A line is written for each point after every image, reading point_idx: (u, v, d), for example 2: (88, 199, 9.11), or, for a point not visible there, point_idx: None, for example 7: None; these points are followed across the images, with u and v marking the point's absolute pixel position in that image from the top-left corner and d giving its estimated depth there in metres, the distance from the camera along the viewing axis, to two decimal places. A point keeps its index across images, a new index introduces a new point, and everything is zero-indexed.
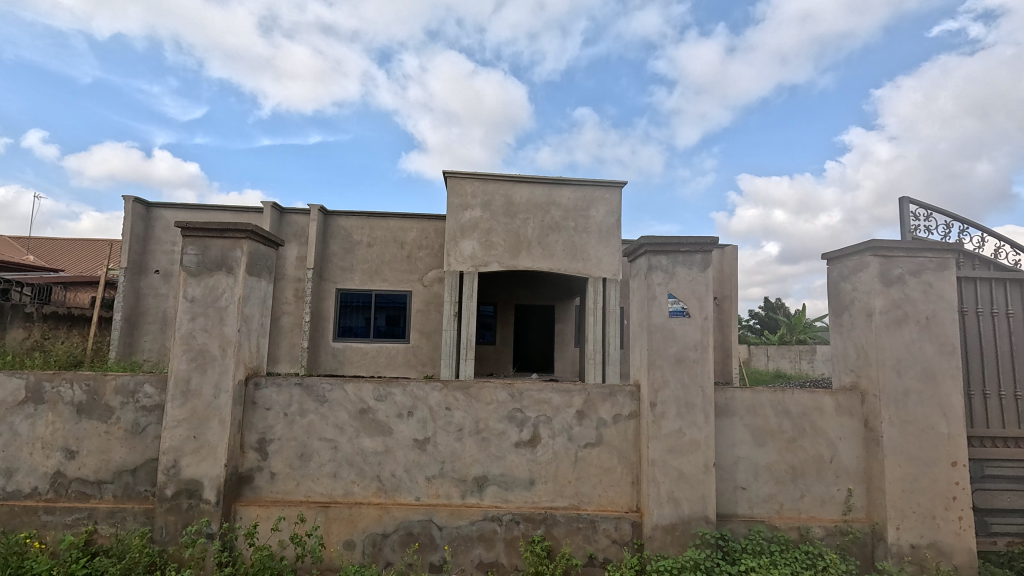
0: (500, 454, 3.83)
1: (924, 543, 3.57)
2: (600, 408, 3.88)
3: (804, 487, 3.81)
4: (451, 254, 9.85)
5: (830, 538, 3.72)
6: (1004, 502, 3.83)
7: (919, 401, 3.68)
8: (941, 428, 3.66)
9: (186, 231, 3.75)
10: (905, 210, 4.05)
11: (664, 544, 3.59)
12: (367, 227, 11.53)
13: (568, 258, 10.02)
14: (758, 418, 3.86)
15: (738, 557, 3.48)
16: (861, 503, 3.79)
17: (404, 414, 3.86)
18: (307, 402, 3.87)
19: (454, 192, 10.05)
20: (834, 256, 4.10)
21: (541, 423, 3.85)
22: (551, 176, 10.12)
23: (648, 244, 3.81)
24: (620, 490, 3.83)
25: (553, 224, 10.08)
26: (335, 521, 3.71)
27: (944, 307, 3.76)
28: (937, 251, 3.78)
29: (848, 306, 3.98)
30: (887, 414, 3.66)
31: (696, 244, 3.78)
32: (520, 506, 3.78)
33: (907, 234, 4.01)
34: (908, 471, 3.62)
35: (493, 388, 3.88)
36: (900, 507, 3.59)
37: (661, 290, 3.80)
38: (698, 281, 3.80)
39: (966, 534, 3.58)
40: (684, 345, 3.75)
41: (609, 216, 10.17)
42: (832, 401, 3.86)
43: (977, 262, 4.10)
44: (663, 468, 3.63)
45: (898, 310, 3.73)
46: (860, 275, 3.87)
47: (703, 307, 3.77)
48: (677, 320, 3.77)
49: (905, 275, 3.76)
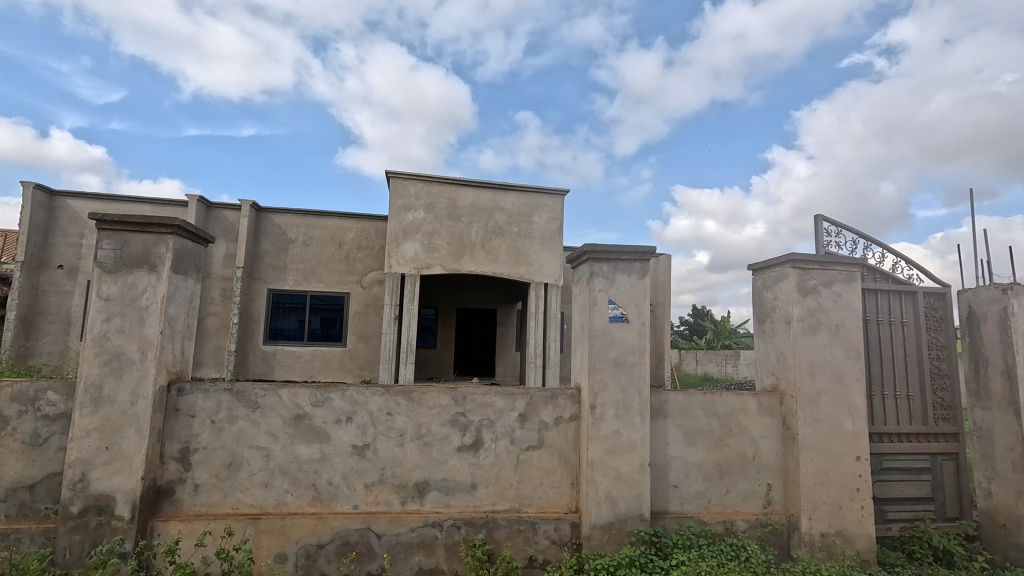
0: (443, 458, 3.80)
1: (832, 530, 3.90)
2: (541, 411, 3.95)
3: (730, 483, 4.06)
4: (392, 256, 9.66)
5: (752, 530, 3.99)
6: (898, 491, 4.29)
7: (829, 401, 4.03)
8: (847, 426, 4.02)
9: (101, 224, 3.46)
10: (819, 226, 4.43)
11: (601, 542, 3.70)
12: (303, 226, 11.06)
13: (511, 262, 10.11)
14: (689, 419, 4.07)
15: (669, 552, 3.65)
16: (779, 496, 4.08)
17: (343, 420, 3.75)
18: (237, 408, 3.66)
19: (398, 193, 9.90)
20: (758, 266, 4.42)
21: (483, 427, 3.87)
22: (496, 180, 10.16)
23: (591, 251, 3.94)
24: (561, 491, 3.91)
25: (497, 228, 10.13)
26: (266, 533, 3.52)
27: (851, 315, 4.15)
28: (845, 264, 4.17)
29: (770, 313, 4.29)
30: (802, 414, 3.98)
31: (635, 252, 3.96)
32: (461, 511, 3.76)
33: (821, 248, 4.39)
34: (820, 465, 3.95)
35: (436, 392, 3.85)
36: (812, 498, 3.91)
37: (602, 296, 3.93)
38: (637, 288, 3.97)
39: (867, 522, 3.96)
40: (623, 349, 3.89)
41: (552, 223, 10.36)
42: (756, 402, 4.14)
43: (879, 274, 4.56)
44: (602, 468, 3.74)
45: (812, 317, 4.08)
46: (781, 285, 4.19)
47: (640, 312, 3.94)
48: (617, 325, 3.92)
49: (819, 286, 4.12)
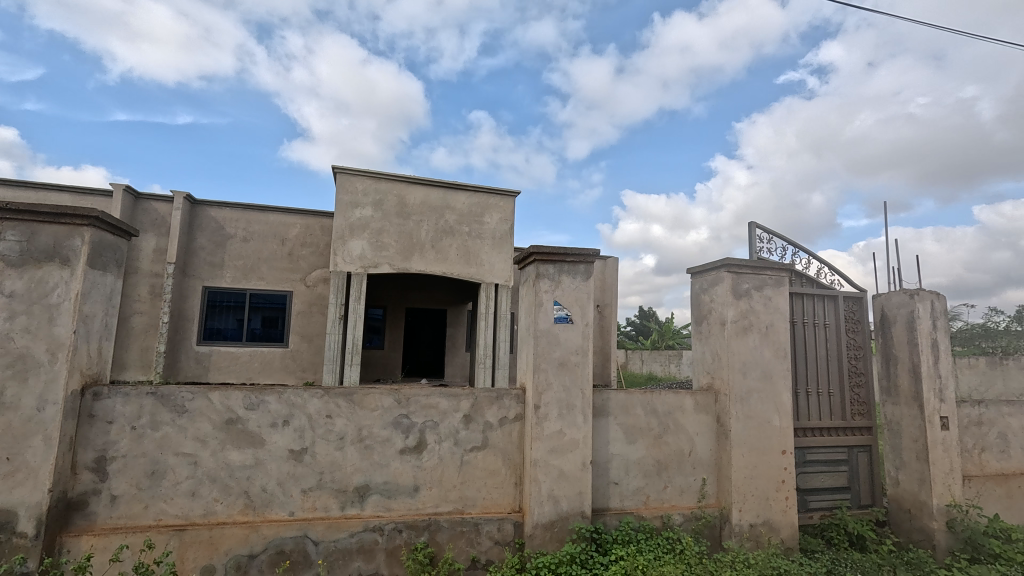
0: (384, 461, 3.72)
1: (760, 521, 4.13)
2: (486, 412, 3.95)
3: (667, 479, 4.21)
4: (338, 254, 9.39)
5: (687, 523, 4.15)
6: (819, 482, 4.60)
7: (759, 398, 4.26)
8: (774, 422, 4.27)
9: (5, 212, 3.16)
10: (752, 233, 4.68)
11: (543, 541, 3.74)
12: (243, 220, 10.54)
13: (461, 262, 10.05)
14: (630, 418, 4.19)
15: (609, 547, 3.74)
16: (712, 490, 4.27)
17: (279, 423, 3.60)
18: (161, 413, 3.44)
19: (345, 190, 9.62)
20: (697, 270, 4.61)
21: (427, 428, 3.82)
22: (447, 180, 10.08)
23: (537, 252, 3.98)
24: (504, 491, 3.92)
25: (447, 227, 10.05)
26: (192, 545, 3.33)
27: (779, 318, 4.40)
28: (775, 270, 4.43)
29: (707, 315, 4.49)
30: (735, 411, 4.18)
31: (580, 254, 4.04)
32: (402, 515, 3.70)
33: (754, 253, 4.64)
34: (749, 460, 4.17)
35: (378, 394, 3.77)
36: (742, 491, 4.12)
37: (547, 297, 3.98)
38: (581, 290, 4.05)
39: (791, 512, 4.21)
40: (567, 349, 3.96)
41: (502, 224, 10.39)
42: (692, 400, 4.32)
43: (805, 280, 4.87)
44: (544, 467, 3.79)
45: (745, 320, 4.30)
46: (716, 288, 4.39)
47: (584, 313, 4.02)
48: (562, 326, 3.98)
49: (751, 290, 4.35)
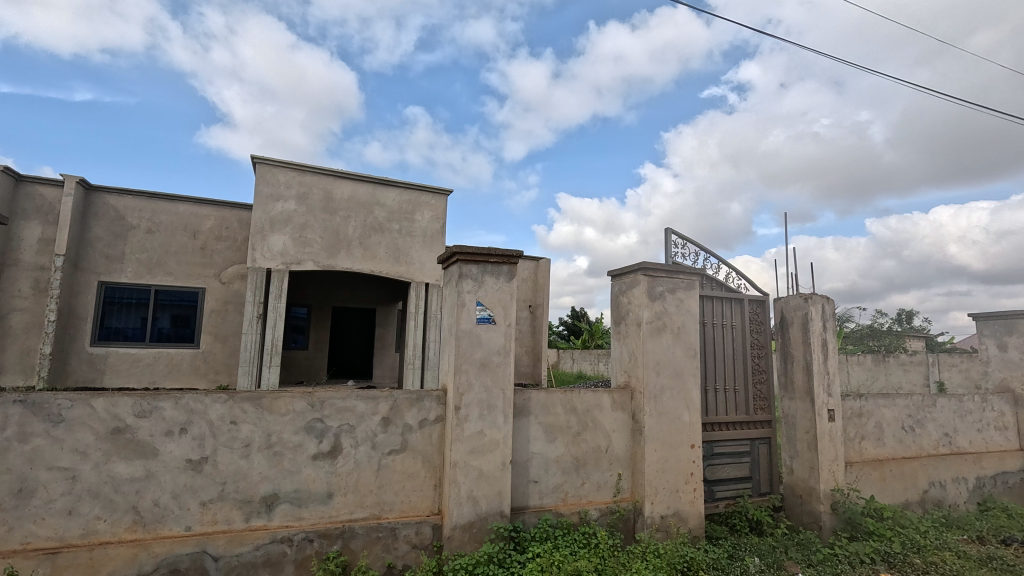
0: (295, 468, 3.55)
1: (670, 512, 4.35)
2: (405, 414, 3.87)
3: (585, 475, 4.33)
4: (256, 249, 8.85)
5: (602, 518, 4.30)
6: (724, 473, 4.92)
7: (671, 395, 4.49)
8: (684, 417, 4.51)
9: None
10: (668, 239, 4.93)
11: (461, 543, 3.72)
12: (147, 210, 9.67)
13: (390, 261, 9.81)
14: (550, 417, 4.28)
15: (527, 545, 3.79)
16: (627, 484, 4.45)
17: (175, 431, 3.33)
18: (32, 423, 3.07)
19: (265, 181, 9.10)
20: (616, 272, 4.78)
21: (342, 433, 3.68)
22: (377, 175, 9.80)
23: (460, 252, 3.95)
24: (423, 494, 3.86)
25: (376, 224, 9.76)
26: (68, 569, 3.00)
27: (690, 319, 4.66)
28: (687, 273, 4.68)
29: (625, 316, 4.67)
30: (648, 408, 4.38)
31: (503, 255, 4.06)
32: (314, 523, 3.54)
33: (669, 258, 4.89)
34: (661, 454, 4.38)
35: (289, 397, 3.58)
36: (654, 485, 4.32)
37: (470, 297, 3.97)
38: (504, 290, 4.07)
39: (697, 502, 4.47)
40: (489, 350, 3.97)
41: (434, 222, 10.24)
42: (610, 398, 4.47)
43: (714, 283, 5.19)
44: (464, 469, 3.77)
45: (659, 321, 4.51)
46: (634, 291, 4.58)
47: (506, 314, 4.05)
48: (484, 327, 3.98)
49: (665, 292, 4.57)
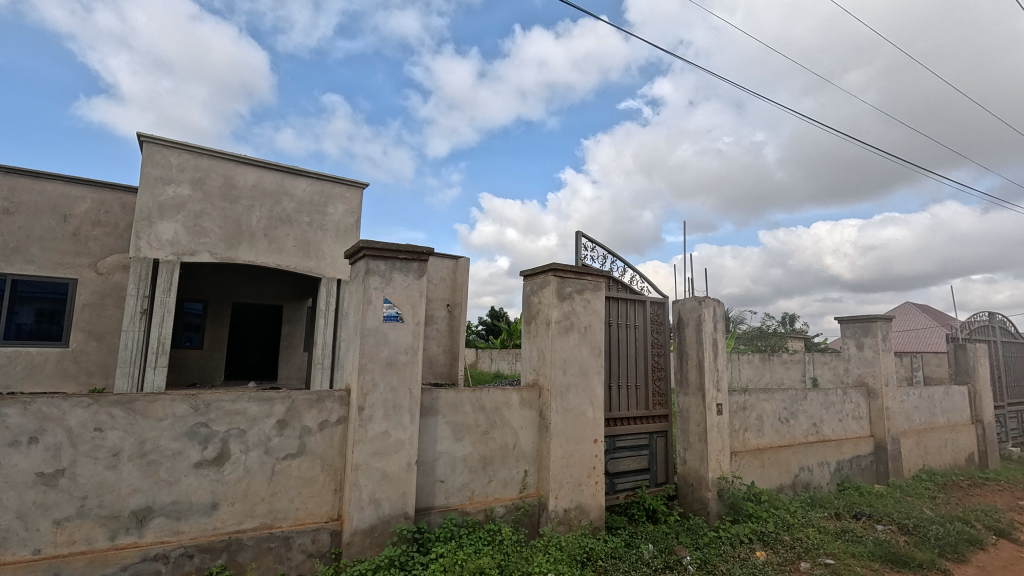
0: (174, 478, 3.24)
1: (572, 505, 4.50)
2: (304, 416, 3.67)
3: (492, 473, 4.36)
4: (141, 237, 7.98)
5: (508, 514, 4.36)
6: (625, 465, 5.18)
7: (576, 392, 4.65)
8: (588, 413, 4.69)
9: None
10: (578, 241, 5.11)
11: (362, 548, 3.60)
12: (4, 187, 8.38)
13: (298, 255, 9.26)
14: (458, 415, 4.26)
15: (431, 546, 3.75)
16: (533, 480, 4.54)
17: (22, 442, 2.90)
18: None
19: (154, 162, 8.22)
20: (528, 273, 4.87)
21: (231, 437, 3.41)
22: (285, 163, 9.21)
23: (367, 247, 3.82)
24: (321, 499, 3.69)
25: (284, 216, 9.18)
26: None
27: (596, 319, 4.86)
28: (595, 275, 4.87)
29: (535, 315, 4.76)
30: (555, 404, 4.50)
31: (413, 252, 3.98)
32: (195, 537, 3.25)
33: (579, 259, 5.06)
34: (565, 449, 4.52)
35: (169, 400, 3.26)
36: (558, 479, 4.44)
37: (377, 294, 3.85)
38: (413, 288, 4.00)
39: (599, 494, 4.67)
40: (396, 348, 3.87)
41: (348, 216, 9.79)
42: (518, 396, 4.54)
43: (620, 285, 5.46)
44: (366, 471, 3.64)
45: (567, 320, 4.65)
46: (544, 291, 4.69)
47: (415, 312, 3.98)
48: (391, 325, 3.87)
49: (574, 293, 4.73)
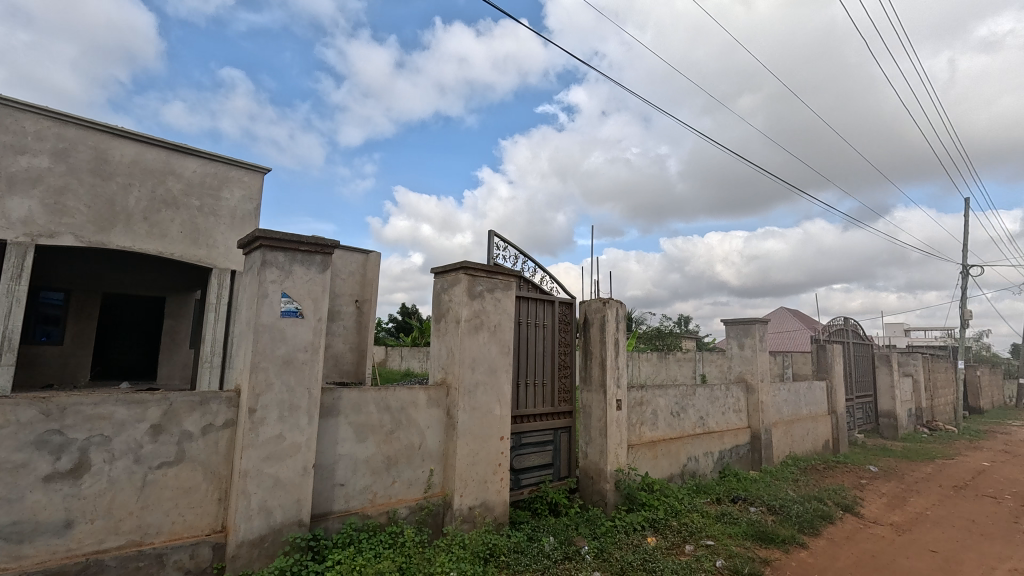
0: (15, 495, 2.79)
1: (477, 503, 4.52)
2: (184, 420, 3.33)
3: (396, 474, 4.25)
4: None
5: (411, 515, 4.27)
6: (530, 461, 5.29)
7: (484, 390, 4.67)
8: (496, 411, 4.74)
9: None
10: (491, 241, 5.13)
11: (249, 560, 3.34)
12: None
13: (186, 242, 8.39)
14: (361, 416, 4.09)
15: (327, 553, 3.57)
16: (438, 479, 4.50)
17: None
18: None
19: (2, 128, 7.07)
20: (439, 270, 4.81)
21: (92, 446, 3.01)
22: (172, 140, 8.29)
23: (263, 237, 3.55)
24: (203, 510, 3.37)
25: (169, 199, 8.25)
26: None
27: (506, 318, 4.91)
28: (506, 275, 4.93)
29: (445, 313, 4.72)
30: (462, 403, 4.49)
31: (316, 244, 3.77)
32: (41, 561, 2.83)
33: (491, 259, 5.08)
34: (472, 447, 4.53)
35: (11, 405, 2.80)
36: (464, 478, 4.44)
37: (274, 288, 3.59)
38: (315, 282, 3.78)
39: (503, 491, 4.73)
40: (294, 346, 3.63)
41: (246, 202, 9.01)
42: (425, 394, 4.47)
43: (530, 285, 5.57)
44: (256, 477, 3.39)
45: (477, 319, 4.65)
46: (455, 289, 4.65)
47: (316, 308, 3.77)
48: (289, 321, 3.64)
49: (484, 292, 4.74)
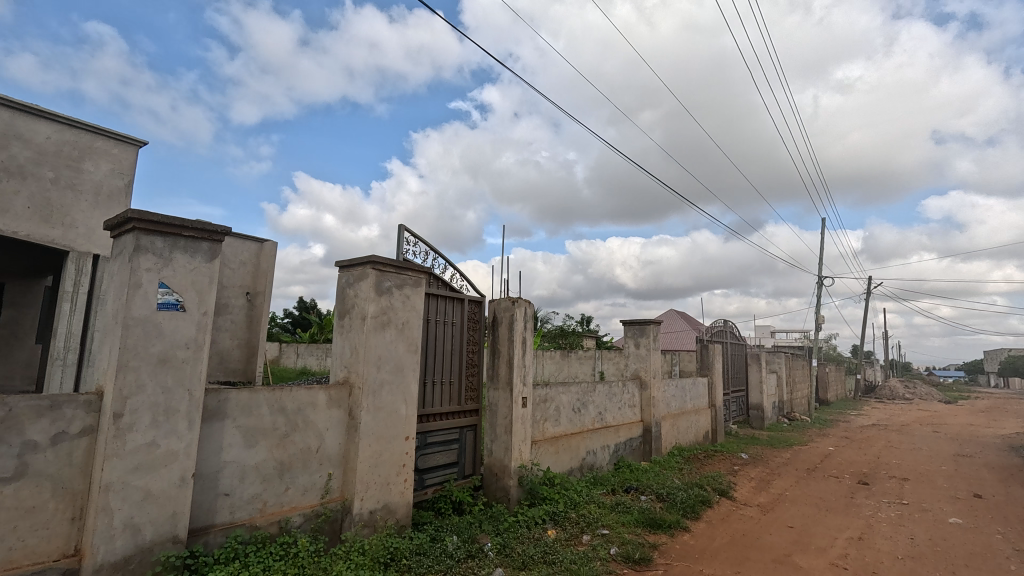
0: None
1: (379, 506, 4.36)
2: (28, 428, 2.83)
3: (290, 480, 3.96)
4: None
5: (306, 523, 4.02)
6: (435, 461, 5.22)
7: (389, 390, 4.52)
8: (401, 411, 4.61)
9: None
10: (401, 235, 4.98)
11: None
12: None
13: (35, 220, 7.04)
14: (252, 419, 3.77)
15: (208, 571, 3.24)
16: (337, 484, 4.27)
17: None
18: None
19: None
20: (344, 264, 4.57)
21: None
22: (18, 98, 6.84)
23: (138, 219, 3.13)
24: (51, 532, 2.90)
25: (12, 168, 6.84)
26: None
27: (414, 315, 4.79)
28: (416, 271, 4.81)
29: (349, 309, 4.50)
30: (365, 403, 4.30)
31: (203, 230, 3.40)
32: None
33: (400, 254, 4.93)
34: (375, 449, 4.36)
35: None
36: (365, 481, 4.26)
37: (149, 277, 3.18)
38: (200, 272, 3.41)
39: (407, 492, 4.61)
40: (173, 342, 3.25)
41: (115, 178, 7.78)
42: (325, 395, 4.22)
43: (440, 282, 5.49)
44: (121, 491, 2.98)
45: (384, 315, 4.49)
46: (361, 284, 4.45)
47: (201, 301, 3.40)
48: (167, 314, 3.24)
49: (392, 288, 4.59)
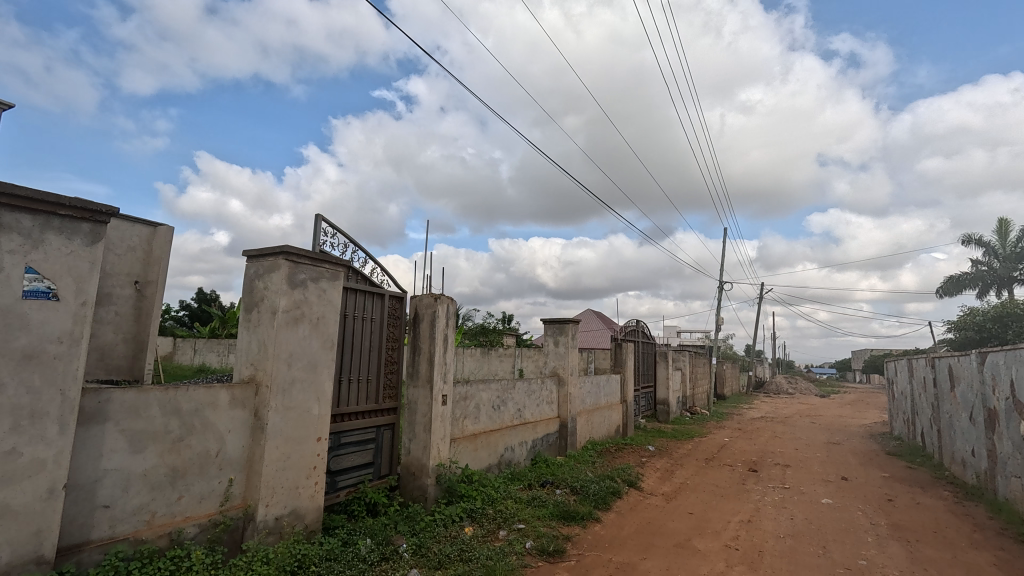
0: None
1: (285, 512, 4.11)
2: None
3: (183, 487, 3.62)
4: None
5: (201, 534, 3.70)
6: (349, 462, 5.01)
7: (301, 388, 4.27)
8: (313, 410, 4.37)
9: None
10: (318, 226, 4.72)
11: None
12: None
13: None
14: (139, 421, 3.39)
15: None
16: (239, 490, 3.97)
17: None
18: None
19: None
20: (253, 254, 4.25)
21: None
22: None
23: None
24: None
25: None
26: None
27: (330, 310, 4.57)
28: (333, 264, 4.58)
29: (258, 303, 4.20)
30: (274, 403, 4.03)
31: (84, 209, 3.01)
32: None
33: (316, 246, 4.67)
34: (283, 451, 4.10)
35: None
36: (271, 485, 3.99)
37: (13, 261, 2.76)
38: (79, 257, 3.01)
39: (317, 496, 4.39)
40: (42, 336, 2.84)
41: None
42: (228, 394, 3.90)
43: (359, 276, 5.28)
44: None
45: (297, 310, 4.23)
46: (271, 276, 4.16)
47: (80, 289, 3.01)
48: (35, 304, 2.83)
49: (307, 281, 4.34)
